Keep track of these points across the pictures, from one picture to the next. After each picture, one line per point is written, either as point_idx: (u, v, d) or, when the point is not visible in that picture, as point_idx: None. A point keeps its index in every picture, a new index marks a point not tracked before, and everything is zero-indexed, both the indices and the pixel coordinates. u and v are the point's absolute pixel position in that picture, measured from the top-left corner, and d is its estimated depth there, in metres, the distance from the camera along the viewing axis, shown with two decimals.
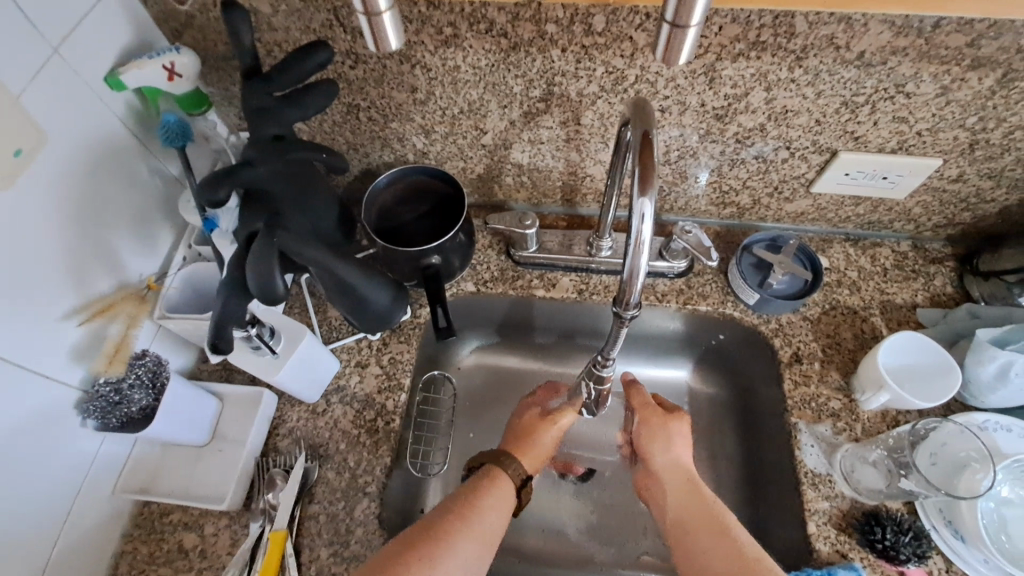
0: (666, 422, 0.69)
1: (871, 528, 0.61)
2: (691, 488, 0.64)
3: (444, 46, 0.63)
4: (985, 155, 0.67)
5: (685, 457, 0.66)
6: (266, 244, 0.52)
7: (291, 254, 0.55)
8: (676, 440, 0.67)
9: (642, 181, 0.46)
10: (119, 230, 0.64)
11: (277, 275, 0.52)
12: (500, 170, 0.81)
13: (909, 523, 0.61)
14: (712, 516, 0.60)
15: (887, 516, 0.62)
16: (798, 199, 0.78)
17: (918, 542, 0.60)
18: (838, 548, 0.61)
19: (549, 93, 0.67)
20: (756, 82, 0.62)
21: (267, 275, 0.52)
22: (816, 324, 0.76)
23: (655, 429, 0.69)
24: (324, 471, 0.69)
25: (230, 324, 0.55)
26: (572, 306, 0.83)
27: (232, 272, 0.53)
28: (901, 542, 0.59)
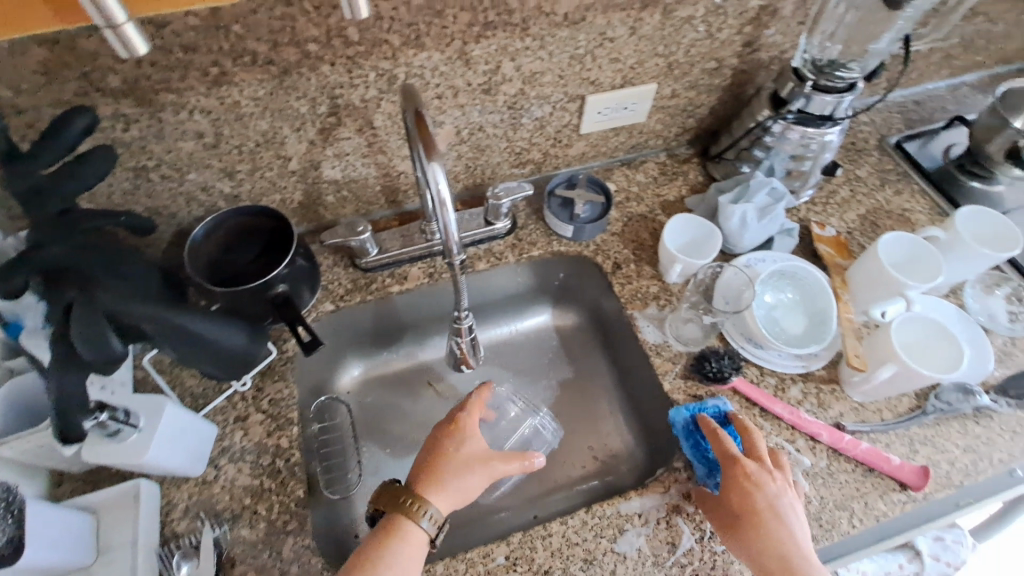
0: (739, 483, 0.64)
1: (702, 364, 0.77)
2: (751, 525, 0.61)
3: (215, 85, 0.65)
4: (681, 72, 0.88)
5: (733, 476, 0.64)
6: (88, 314, 0.52)
7: (119, 314, 0.55)
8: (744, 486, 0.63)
9: (427, 147, 0.53)
10: None
11: (110, 338, 0.54)
12: (318, 191, 0.85)
13: (727, 350, 0.79)
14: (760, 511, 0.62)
15: (712, 351, 0.79)
16: (575, 143, 0.95)
17: (733, 360, 0.78)
18: (689, 392, 0.77)
19: (335, 106, 0.72)
20: (502, 56, 0.74)
21: (100, 343, 0.53)
22: (622, 235, 0.92)
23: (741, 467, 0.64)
24: (237, 532, 0.67)
25: (72, 414, 0.55)
26: (428, 293, 0.90)
27: (56, 346, 0.53)
28: (723, 365, 0.76)
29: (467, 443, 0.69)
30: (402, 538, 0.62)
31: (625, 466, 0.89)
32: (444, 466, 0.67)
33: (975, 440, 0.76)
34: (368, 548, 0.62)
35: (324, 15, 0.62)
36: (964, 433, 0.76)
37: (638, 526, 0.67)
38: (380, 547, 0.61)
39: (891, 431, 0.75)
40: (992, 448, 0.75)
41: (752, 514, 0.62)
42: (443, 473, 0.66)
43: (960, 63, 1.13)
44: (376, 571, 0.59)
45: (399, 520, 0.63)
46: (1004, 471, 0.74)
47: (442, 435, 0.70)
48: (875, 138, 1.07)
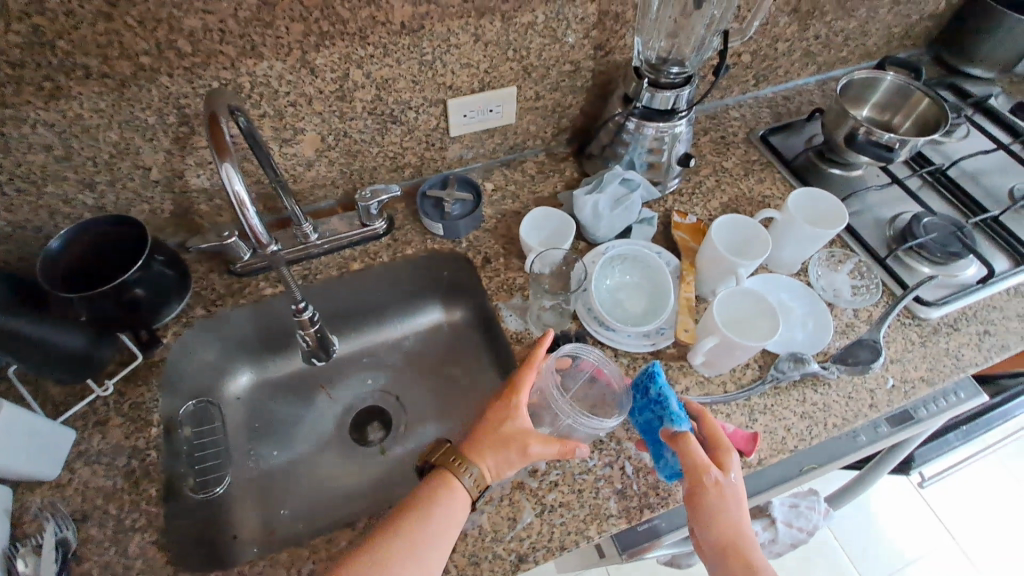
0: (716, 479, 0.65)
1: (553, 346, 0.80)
2: (735, 557, 0.61)
3: (53, 99, 0.68)
4: (540, 75, 0.93)
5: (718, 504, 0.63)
6: None
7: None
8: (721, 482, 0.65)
9: (219, 149, 0.55)
10: None
11: None
12: (188, 200, 0.87)
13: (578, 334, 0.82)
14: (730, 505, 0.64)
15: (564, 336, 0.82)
16: (449, 145, 0.99)
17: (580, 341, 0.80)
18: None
19: (184, 115, 0.75)
20: (347, 63, 0.78)
21: None
22: (494, 230, 0.97)
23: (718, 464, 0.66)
24: (87, 531, 0.69)
25: None
26: (301, 296, 0.92)
27: None
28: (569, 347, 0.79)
29: (520, 420, 0.67)
30: (450, 501, 0.64)
31: None
32: (490, 436, 0.66)
33: (812, 406, 0.79)
34: (416, 504, 0.63)
35: (149, 29, 0.65)
36: (802, 400, 0.80)
37: (481, 504, 0.71)
38: (430, 506, 0.63)
39: (732, 401, 0.79)
40: (828, 413, 0.79)
41: (736, 542, 0.62)
42: (486, 444, 0.66)
43: (825, 60, 1.20)
44: (425, 528, 0.61)
45: (448, 480, 0.65)
46: (838, 434, 0.78)
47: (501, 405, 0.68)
48: (744, 131, 1.13)
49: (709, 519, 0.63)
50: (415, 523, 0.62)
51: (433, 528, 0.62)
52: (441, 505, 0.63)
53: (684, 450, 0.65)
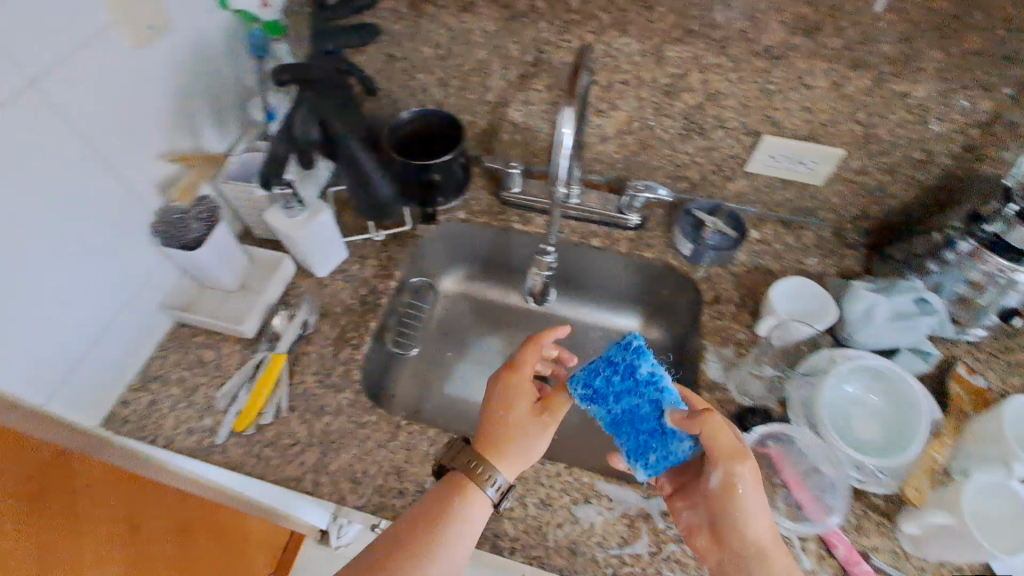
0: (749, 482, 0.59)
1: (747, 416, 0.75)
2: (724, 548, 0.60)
3: (462, 11, 0.84)
4: (877, 150, 0.84)
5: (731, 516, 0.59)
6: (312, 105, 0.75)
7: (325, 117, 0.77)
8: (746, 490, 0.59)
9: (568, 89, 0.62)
10: (206, 116, 0.84)
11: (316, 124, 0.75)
12: (499, 126, 1.01)
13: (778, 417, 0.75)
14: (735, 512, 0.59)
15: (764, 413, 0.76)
16: (737, 178, 0.96)
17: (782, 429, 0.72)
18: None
19: (539, 59, 0.87)
20: (693, 65, 0.80)
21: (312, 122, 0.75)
22: (738, 277, 0.92)
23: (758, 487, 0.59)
24: (321, 324, 0.87)
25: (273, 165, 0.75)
26: (542, 242, 1.01)
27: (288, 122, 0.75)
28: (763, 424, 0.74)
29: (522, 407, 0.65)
30: (464, 504, 0.61)
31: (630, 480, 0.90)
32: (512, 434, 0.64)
33: None
34: (441, 502, 0.61)
35: None
36: None
37: (602, 506, 0.70)
38: (440, 512, 0.60)
39: None
40: None
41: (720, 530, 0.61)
42: (513, 452, 0.63)
43: None
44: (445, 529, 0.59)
45: (464, 484, 0.62)
46: None
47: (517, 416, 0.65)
48: None
49: (727, 537, 0.60)
50: (422, 529, 0.59)
51: (452, 523, 0.59)
52: (450, 508, 0.60)
53: (688, 430, 0.59)
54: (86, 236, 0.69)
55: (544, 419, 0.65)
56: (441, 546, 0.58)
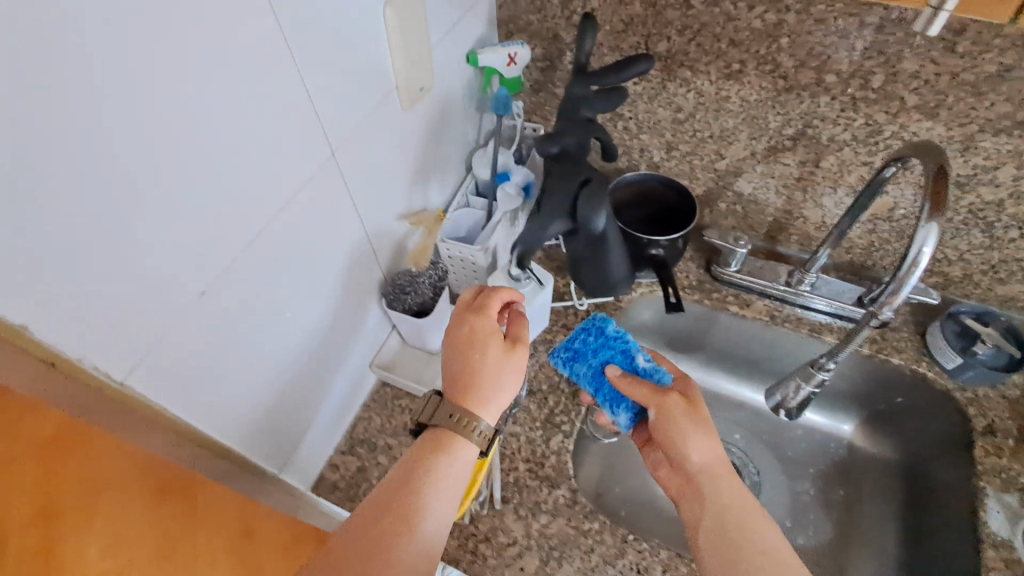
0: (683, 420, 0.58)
1: None
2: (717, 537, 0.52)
3: (726, 78, 0.75)
4: None
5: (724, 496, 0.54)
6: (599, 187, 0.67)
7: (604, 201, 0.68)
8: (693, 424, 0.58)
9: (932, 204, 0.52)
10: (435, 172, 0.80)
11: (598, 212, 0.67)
12: (719, 195, 0.92)
13: None
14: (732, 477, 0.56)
15: None
16: (1011, 282, 0.81)
17: None
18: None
19: (800, 133, 0.77)
20: (1010, 158, 0.68)
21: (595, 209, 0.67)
22: (1013, 404, 0.79)
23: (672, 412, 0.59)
24: (528, 402, 0.81)
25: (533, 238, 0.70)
26: (758, 328, 0.91)
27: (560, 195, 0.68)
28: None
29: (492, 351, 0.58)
30: (446, 456, 0.54)
31: None
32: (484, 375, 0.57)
33: None
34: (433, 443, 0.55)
35: (867, 56, 0.65)
36: None
37: None
38: (425, 463, 0.53)
39: None
40: None
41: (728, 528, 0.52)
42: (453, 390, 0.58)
43: None
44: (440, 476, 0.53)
45: (448, 435, 0.55)
46: None
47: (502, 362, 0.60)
48: None
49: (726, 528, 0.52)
50: (417, 486, 0.52)
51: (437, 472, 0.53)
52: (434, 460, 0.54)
53: (637, 397, 0.62)
54: (331, 296, 0.66)
55: (511, 362, 0.59)
56: (429, 513, 0.51)
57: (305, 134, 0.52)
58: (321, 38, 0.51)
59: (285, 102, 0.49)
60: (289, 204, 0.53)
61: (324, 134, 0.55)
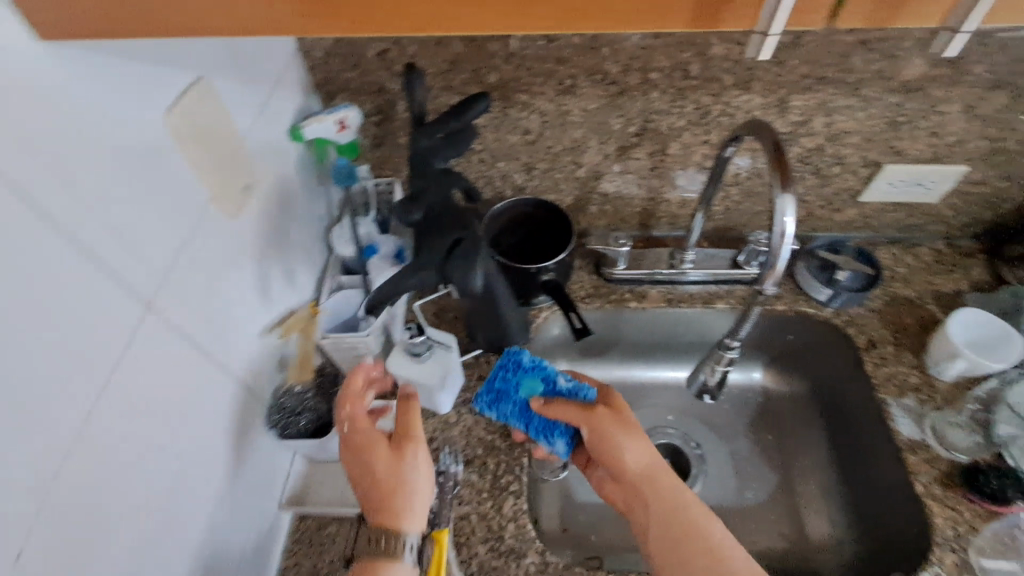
0: (622, 428, 0.61)
1: (977, 477, 0.69)
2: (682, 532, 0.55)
3: (562, 94, 0.76)
4: (1001, 160, 0.81)
5: (663, 491, 0.58)
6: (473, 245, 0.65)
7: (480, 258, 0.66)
8: (633, 433, 0.61)
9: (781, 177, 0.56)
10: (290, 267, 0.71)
11: (474, 272, 0.65)
12: (587, 200, 0.93)
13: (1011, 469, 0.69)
14: (663, 473, 0.59)
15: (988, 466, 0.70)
16: (846, 209, 0.92)
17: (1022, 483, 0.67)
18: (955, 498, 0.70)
19: (644, 128, 0.80)
20: (818, 110, 0.76)
21: (468, 270, 0.64)
22: (881, 314, 0.87)
23: (601, 425, 0.61)
24: (467, 474, 0.74)
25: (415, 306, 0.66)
26: (659, 316, 0.93)
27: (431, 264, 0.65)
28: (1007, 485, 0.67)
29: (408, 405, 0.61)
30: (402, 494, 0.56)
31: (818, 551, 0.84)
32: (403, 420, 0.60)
33: None
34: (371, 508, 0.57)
35: (681, 49, 0.69)
36: None
37: None
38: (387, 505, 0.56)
39: None
40: None
41: (677, 519, 0.56)
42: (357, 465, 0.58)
43: None
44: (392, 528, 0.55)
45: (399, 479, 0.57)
46: None
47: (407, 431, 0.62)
48: None
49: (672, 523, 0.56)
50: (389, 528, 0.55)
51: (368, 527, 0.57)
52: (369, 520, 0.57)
53: (568, 420, 0.63)
54: (205, 454, 0.54)
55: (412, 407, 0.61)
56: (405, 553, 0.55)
57: (81, 281, 0.40)
58: (102, 165, 0.42)
59: (67, 274, 0.39)
60: (105, 383, 0.42)
61: (113, 277, 0.43)
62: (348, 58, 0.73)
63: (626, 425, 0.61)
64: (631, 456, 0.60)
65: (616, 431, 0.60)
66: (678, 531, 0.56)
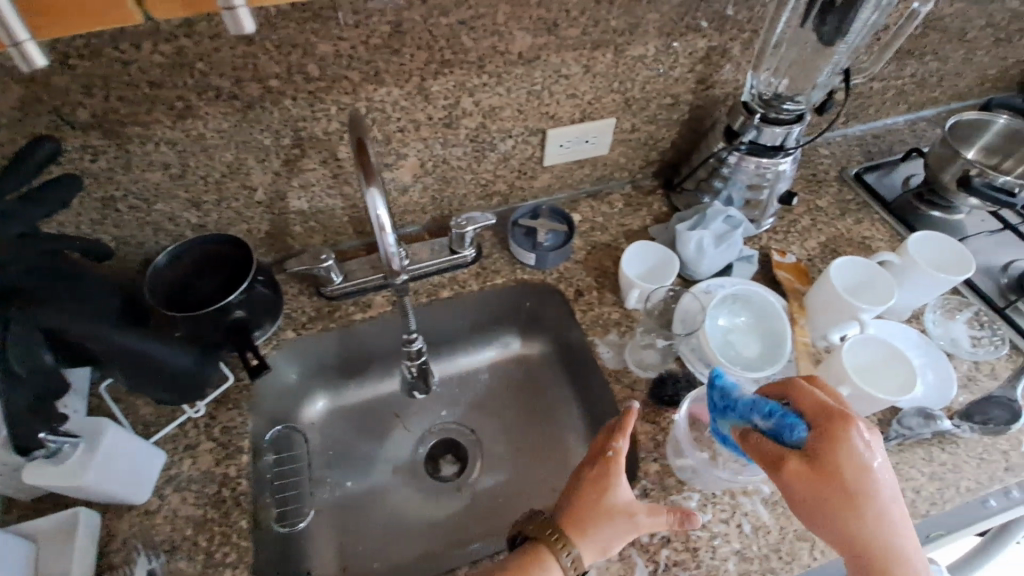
0: (817, 473, 0.52)
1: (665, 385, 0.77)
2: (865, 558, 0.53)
3: (180, 119, 0.68)
4: (639, 107, 0.92)
5: (851, 476, 0.52)
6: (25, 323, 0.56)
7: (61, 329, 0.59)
8: (853, 448, 0.53)
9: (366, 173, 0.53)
10: None
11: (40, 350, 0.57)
12: (286, 221, 0.87)
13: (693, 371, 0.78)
14: (843, 499, 0.52)
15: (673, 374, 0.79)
16: (539, 175, 0.98)
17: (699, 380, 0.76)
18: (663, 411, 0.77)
19: (299, 138, 0.75)
20: (460, 91, 0.78)
21: (33, 352, 0.57)
22: (585, 263, 0.94)
23: (832, 439, 0.53)
24: (176, 564, 0.68)
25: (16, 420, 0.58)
26: (391, 322, 0.91)
27: None
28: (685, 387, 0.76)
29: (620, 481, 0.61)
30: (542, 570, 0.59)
31: None
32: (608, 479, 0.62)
33: (940, 467, 0.74)
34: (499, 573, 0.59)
35: (284, 52, 0.65)
36: (929, 460, 0.75)
37: None
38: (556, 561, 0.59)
39: None
40: (959, 476, 0.74)
41: (863, 547, 0.52)
42: (586, 514, 0.60)
43: (919, 97, 1.17)
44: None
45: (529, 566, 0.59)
46: (973, 500, 0.73)
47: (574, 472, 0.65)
48: (837, 169, 1.10)
49: (810, 497, 0.53)
50: None
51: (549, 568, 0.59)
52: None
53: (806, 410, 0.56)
54: None
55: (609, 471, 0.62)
56: None
57: None
58: None
59: None
60: None
61: None
62: None
63: (841, 441, 0.53)
64: (847, 475, 0.52)
65: (841, 449, 0.53)
66: (850, 549, 0.53)
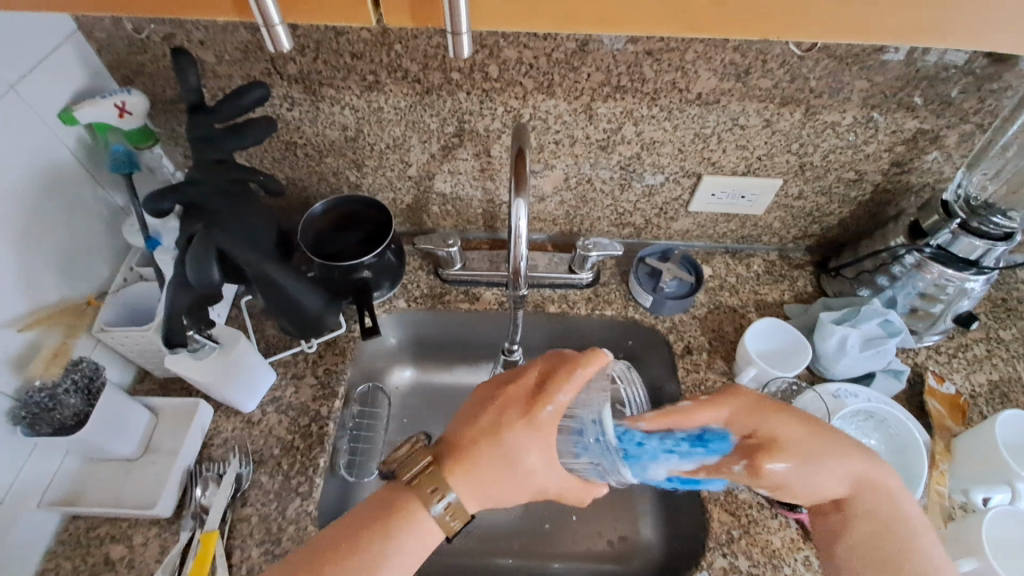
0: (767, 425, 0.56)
1: None
2: (868, 495, 0.56)
3: (368, 90, 0.74)
4: (814, 175, 0.83)
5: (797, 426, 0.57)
6: (203, 242, 0.63)
7: (230, 253, 0.65)
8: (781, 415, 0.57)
9: (517, 184, 0.57)
10: (53, 260, 0.69)
11: (212, 265, 0.63)
12: (426, 200, 0.92)
13: None
14: (816, 442, 0.56)
15: None
16: (681, 218, 0.92)
17: None
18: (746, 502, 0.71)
19: (461, 129, 0.79)
20: (625, 119, 0.76)
21: (204, 265, 0.62)
22: (703, 321, 0.88)
23: (746, 413, 0.57)
24: (258, 476, 0.74)
25: (179, 316, 0.65)
26: (493, 318, 0.92)
27: (176, 269, 0.64)
28: None
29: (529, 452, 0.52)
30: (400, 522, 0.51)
31: (638, 559, 0.81)
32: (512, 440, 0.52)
33: None
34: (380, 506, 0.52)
35: (472, 51, 0.69)
36: None
37: None
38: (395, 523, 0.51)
39: None
40: None
41: (864, 489, 0.56)
42: (487, 457, 0.53)
43: None
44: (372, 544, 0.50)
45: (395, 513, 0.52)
46: None
47: (484, 403, 0.56)
48: None
49: (798, 445, 0.56)
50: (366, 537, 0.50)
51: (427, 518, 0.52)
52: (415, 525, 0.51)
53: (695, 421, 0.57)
54: None
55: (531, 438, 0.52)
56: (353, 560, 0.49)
57: None
58: None
59: None
60: None
61: None
62: (132, 42, 0.70)
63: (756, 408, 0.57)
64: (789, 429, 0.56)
65: (771, 415, 0.57)
66: (869, 488, 0.56)
